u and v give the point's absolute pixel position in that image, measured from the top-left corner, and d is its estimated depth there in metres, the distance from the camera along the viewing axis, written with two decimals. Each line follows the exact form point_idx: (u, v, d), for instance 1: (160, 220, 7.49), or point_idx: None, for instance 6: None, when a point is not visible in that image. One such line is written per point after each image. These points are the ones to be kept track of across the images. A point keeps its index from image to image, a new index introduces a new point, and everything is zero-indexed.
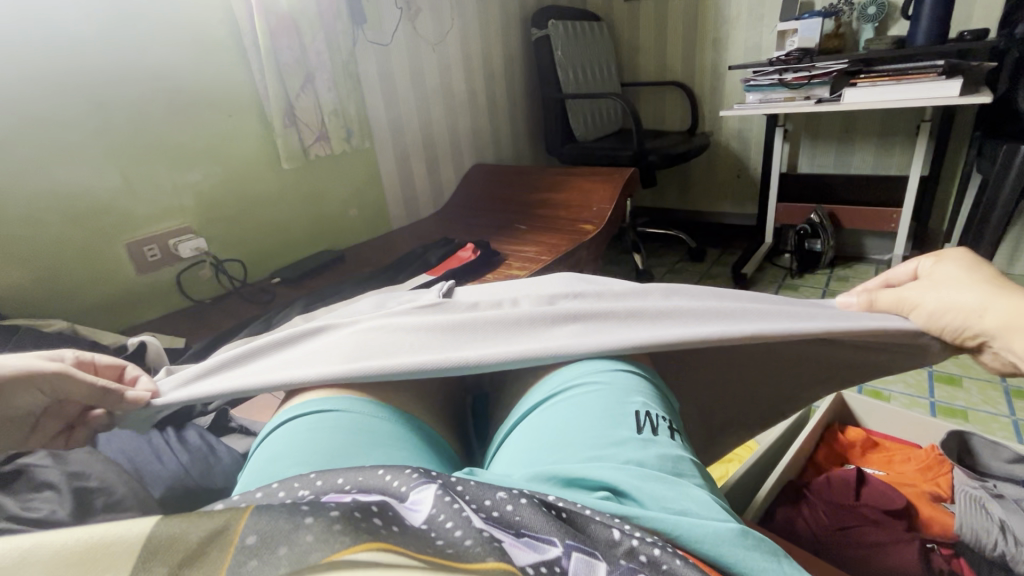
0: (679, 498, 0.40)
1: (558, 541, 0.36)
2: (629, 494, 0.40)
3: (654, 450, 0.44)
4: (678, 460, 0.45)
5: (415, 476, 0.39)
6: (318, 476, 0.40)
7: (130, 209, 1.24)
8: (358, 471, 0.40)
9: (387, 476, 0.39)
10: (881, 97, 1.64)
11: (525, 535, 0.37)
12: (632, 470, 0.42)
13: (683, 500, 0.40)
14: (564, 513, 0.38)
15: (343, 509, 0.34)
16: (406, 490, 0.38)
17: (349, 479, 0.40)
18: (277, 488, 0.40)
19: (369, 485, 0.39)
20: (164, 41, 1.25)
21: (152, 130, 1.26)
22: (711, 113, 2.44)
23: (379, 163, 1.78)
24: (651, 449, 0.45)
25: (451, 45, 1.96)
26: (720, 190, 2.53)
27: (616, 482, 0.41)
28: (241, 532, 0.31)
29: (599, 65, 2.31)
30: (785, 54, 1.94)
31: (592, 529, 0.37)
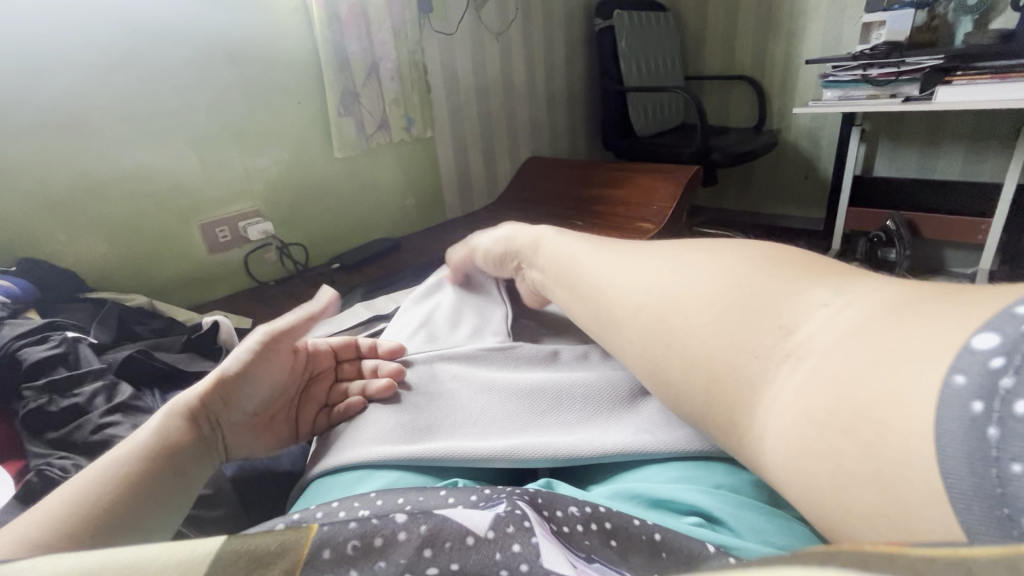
0: (782, 529, 0.37)
1: (633, 574, 0.34)
2: (723, 521, 0.38)
3: (747, 476, 0.42)
4: (775, 489, 0.42)
5: (476, 502, 0.39)
6: (379, 496, 0.40)
7: (204, 191, 1.29)
8: (420, 492, 0.40)
9: (450, 496, 0.39)
10: (979, 96, 1.50)
11: (596, 561, 0.35)
12: (725, 494, 0.40)
13: (787, 533, 0.37)
14: (658, 534, 0.36)
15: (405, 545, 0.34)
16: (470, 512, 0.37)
17: (409, 499, 0.39)
18: (337, 508, 0.39)
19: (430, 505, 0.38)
20: (243, 29, 1.29)
21: (226, 117, 1.30)
22: (781, 110, 2.31)
23: (438, 152, 1.79)
24: (744, 472, 0.42)
25: (513, 35, 1.93)
26: (785, 191, 2.40)
27: (706, 507, 0.39)
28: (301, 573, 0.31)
29: (663, 57, 2.23)
30: (870, 48, 1.81)
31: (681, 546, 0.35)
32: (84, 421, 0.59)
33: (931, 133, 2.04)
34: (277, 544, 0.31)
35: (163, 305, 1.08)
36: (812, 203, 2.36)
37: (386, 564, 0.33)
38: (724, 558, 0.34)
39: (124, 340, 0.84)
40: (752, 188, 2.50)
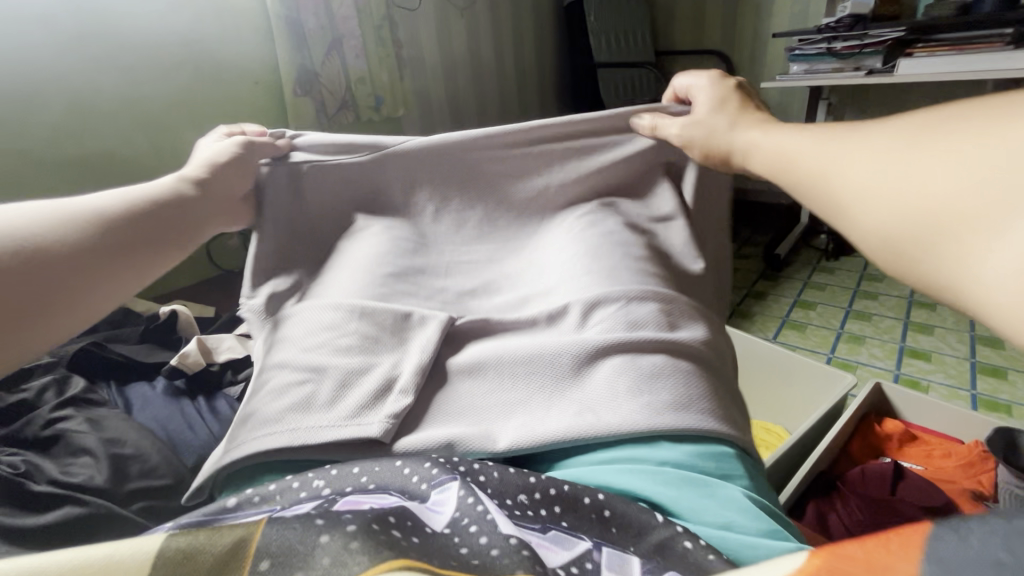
0: (718, 507, 0.36)
1: (588, 538, 0.35)
2: (666, 504, 0.36)
3: (691, 445, 0.39)
4: (720, 459, 0.39)
5: (435, 472, 0.37)
6: (334, 466, 0.38)
7: (159, 178, 1.24)
8: (375, 462, 0.38)
9: (407, 469, 0.37)
10: (938, 69, 1.52)
11: (553, 530, 0.35)
12: (669, 476, 0.37)
13: (725, 510, 0.36)
14: (607, 510, 0.36)
15: (362, 516, 0.30)
16: (427, 488, 0.36)
17: (365, 470, 0.37)
18: (283, 483, 0.37)
19: (388, 482, 0.37)
20: (193, 7, 1.23)
21: (180, 98, 1.25)
22: (750, 84, 2.32)
23: (406, 134, 1.76)
24: (688, 446, 0.39)
25: (480, 10, 1.89)
26: None
27: (649, 489, 0.37)
28: (255, 552, 0.27)
29: (633, 33, 2.21)
30: (836, 21, 1.82)
31: (633, 516, 0.35)
32: (33, 416, 0.57)
33: (895, 105, 2.07)
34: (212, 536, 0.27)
35: None
36: None
37: (352, 515, 0.30)
38: (672, 529, 0.34)
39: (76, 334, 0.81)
40: None
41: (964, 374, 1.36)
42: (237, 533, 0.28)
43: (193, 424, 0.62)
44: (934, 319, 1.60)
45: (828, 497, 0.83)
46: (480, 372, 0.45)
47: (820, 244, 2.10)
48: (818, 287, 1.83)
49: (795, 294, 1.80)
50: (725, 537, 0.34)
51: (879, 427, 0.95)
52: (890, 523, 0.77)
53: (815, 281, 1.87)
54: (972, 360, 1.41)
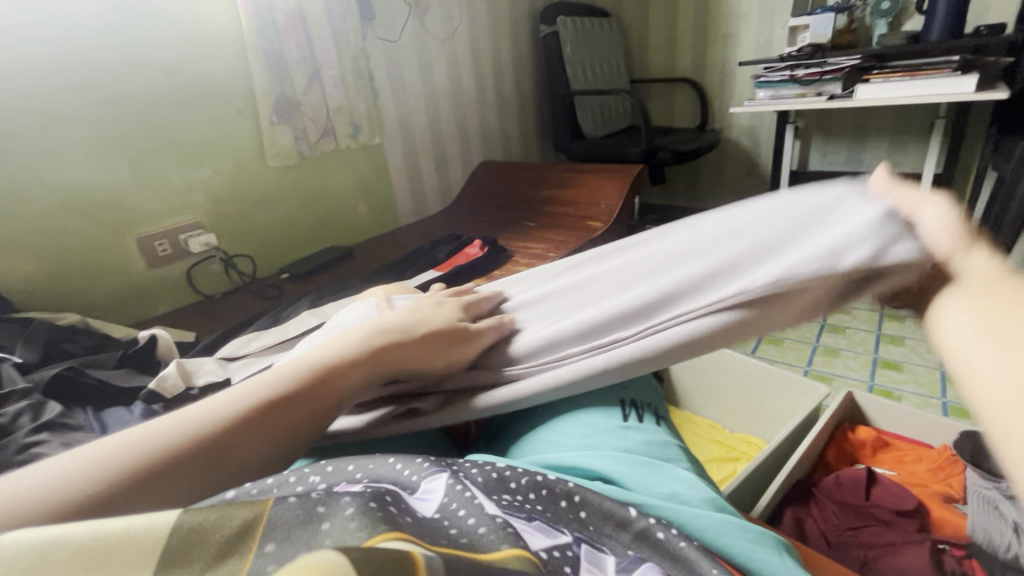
0: (666, 483, 0.43)
1: (569, 531, 0.38)
2: (620, 480, 0.43)
3: (638, 438, 0.48)
4: (660, 448, 0.48)
5: (425, 467, 0.40)
6: (328, 464, 0.41)
7: (140, 205, 1.25)
8: (369, 460, 0.41)
9: (399, 466, 0.41)
10: (894, 93, 1.61)
11: (537, 520, 0.38)
12: (621, 458, 0.44)
13: (671, 484, 0.43)
14: (583, 511, 0.39)
15: (360, 497, 0.33)
16: (418, 479, 0.39)
17: (360, 468, 0.40)
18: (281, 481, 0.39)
19: (381, 475, 0.40)
20: (174, 36, 1.26)
21: (161, 127, 1.26)
22: (721, 109, 2.42)
23: (389, 160, 1.79)
24: (634, 437, 0.48)
25: (460, 41, 1.96)
26: (730, 187, 2.51)
27: (607, 469, 0.43)
28: (260, 537, 0.30)
29: (608, 62, 2.30)
30: (797, 50, 1.92)
31: (605, 507, 0.39)
32: (7, 441, 0.57)
33: (858, 127, 2.17)
34: (218, 516, 0.30)
35: (99, 322, 1.04)
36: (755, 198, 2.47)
37: (349, 498, 0.33)
38: (647, 520, 0.38)
39: (53, 359, 0.80)
40: (700, 185, 2.60)
41: (934, 382, 1.40)
42: (250, 511, 0.31)
43: None
44: (904, 330, 1.66)
45: (805, 504, 0.85)
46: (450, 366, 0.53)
47: None
48: None
49: None
50: (683, 511, 0.40)
51: (853, 434, 0.98)
52: (865, 527, 0.79)
53: None
54: (941, 369, 1.46)
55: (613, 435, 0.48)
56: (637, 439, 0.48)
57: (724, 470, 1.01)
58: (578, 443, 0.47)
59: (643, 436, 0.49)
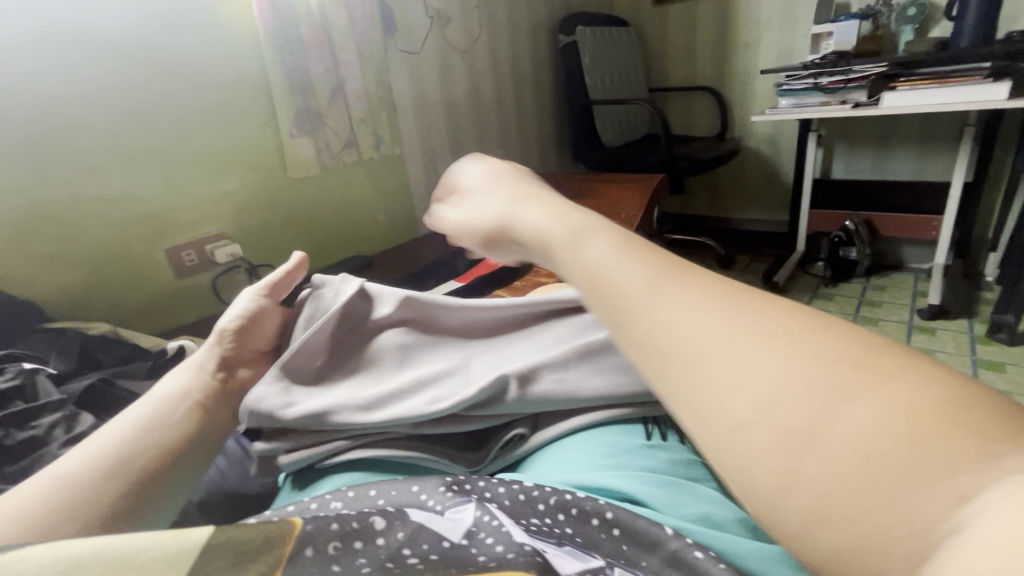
0: (694, 503, 0.42)
1: (600, 558, 0.36)
2: (646, 501, 0.42)
3: (665, 457, 0.46)
4: (689, 465, 0.47)
5: (448, 495, 0.40)
6: (352, 488, 0.42)
7: (168, 216, 1.27)
8: (392, 486, 0.42)
9: (422, 492, 0.41)
10: (922, 101, 1.58)
11: (567, 546, 0.37)
12: (648, 478, 0.43)
13: (701, 504, 0.41)
14: (616, 528, 0.38)
15: (376, 557, 0.33)
16: (443, 507, 0.39)
17: (383, 493, 0.41)
18: (310, 502, 0.41)
19: (403, 500, 0.40)
20: (204, 51, 1.29)
21: (190, 139, 1.29)
22: (741, 117, 2.39)
23: (409, 171, 1.80)
24: (661, 457, 0.46)
25: (480, 52, 1.97)
26: (751, 196, 2.48)
27: (632, 490, 0.42)
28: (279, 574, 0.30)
29: (627, 71, 2.29)
30: (820, 58, 1.89)
31: (640, 528, 0.37)
32: (41, 453, 0.58)
33: (883, 135, 2.13)
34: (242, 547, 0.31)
35: (128, 332, 1.05)
36: (777, 206, 2.43)
37: (364, 545, 0.34)
38: (682, 541, 0.36)
39: (85, 369, 0.82)
40: (719, 193, 2.57)
41: None
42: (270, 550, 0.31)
43: None
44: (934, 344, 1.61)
45: None
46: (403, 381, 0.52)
47: (818, 271, 2.13)
48: None
49: None
50: (718, 535, 0.38)
51: None
52: None
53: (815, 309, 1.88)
54: None
55: (636, 452, 0.46)
56: (665, 459, 0.46)
57: None
58: (602, 460, 0.46)
59: (672, 456, 0.47)
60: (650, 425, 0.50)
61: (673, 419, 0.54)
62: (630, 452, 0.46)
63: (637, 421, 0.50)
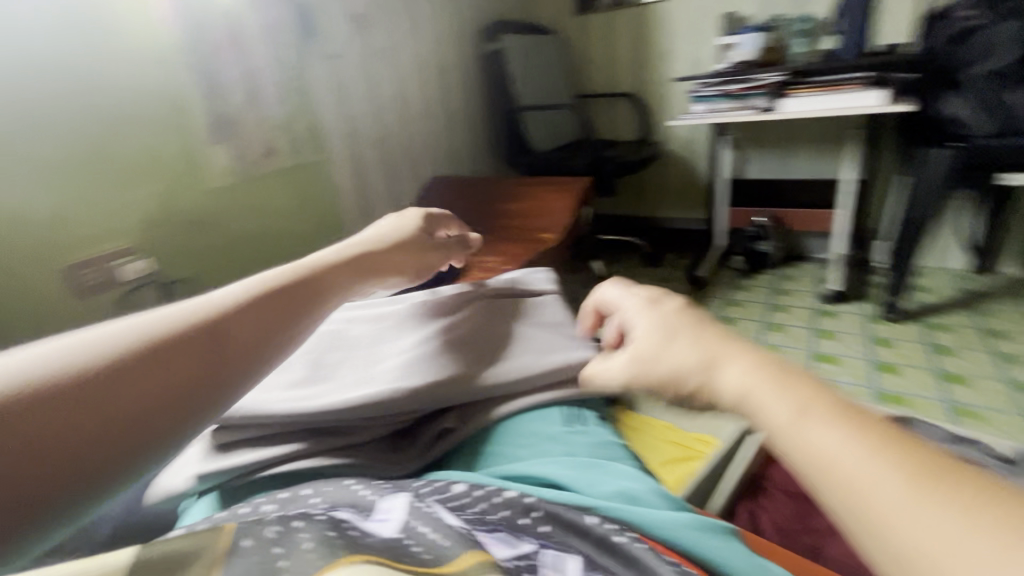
0: (614, 482, 0.44)
1: (531, 541, 0.38)
2: (571, 487, 0.43)
3: (587, 442, 0.48)
4: (609, 447, 0.49)
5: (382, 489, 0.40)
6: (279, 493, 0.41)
7: (64, 231, 1.16)
8: (325, 485, 0.41)
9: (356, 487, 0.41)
10: (815, 107, 1.75)
11: (499, 532, 0.38)
12: (572, 465, 0.45)
13: (620, 483, 0.43)
14: (542, 517, 0.39)
15: (317, 528, 0.32)
16: (377, 499, 0.39)
17: (314, 493, 0.40)
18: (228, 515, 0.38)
19: (339, 496, 0.39)
20: (99, 51, 1.19)
21: (87, 148, 1.18)
22: (660, 122, 2.53)
23: (335, 177, 1.75)
24: (583, 442, 0.48)
25: (405, 59, 1.96)
26: (672, 196, 2.63)
27: (559, 478, 0.44)
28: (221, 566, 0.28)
29: (552, 78, 2.36)
30: (727, 67, 2.04)
31: (568, 516, 0.39)
32: None
33: (785, 138, 2.33)
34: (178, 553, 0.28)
35: None
36: (696, 205, 2.59)
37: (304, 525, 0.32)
38: (604, 526, 0.38)
39: None
40: (644, 194, 2.70)
41: (864, 371, 1.53)
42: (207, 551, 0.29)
43: None
44: (836, 325, 1.79)
45: (756, 496, 0.90)
46: (324, 383, 0.50)
47: (735, 264, 2.29)
48: (736, 304, 1.99)
49: (717, 312, 1.94)
50: (635, 509, 0.40)
51: None
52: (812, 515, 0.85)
53: (734, 299, 2.02)
54: (870, 360, 1.59)
55: (561, 442, 0.48)
56: (586, 445, 0.48)
57: None
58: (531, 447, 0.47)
59: (593, 443, 0.49)
60: (571, 411, 0.52)
61: (594, 405, 0.56)
62: (554, 442, 0.48)
63: (559, 410, 0.52)
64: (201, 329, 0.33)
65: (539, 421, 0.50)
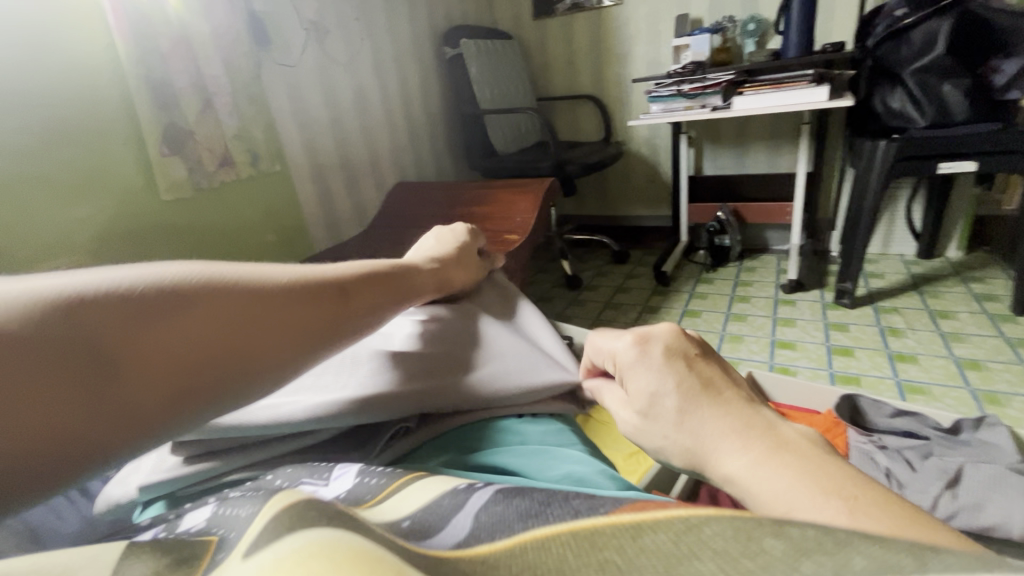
0: (561, 465, 0.45)
1: None
2: (520, 470, 0.45)
3: (536, 431, 0.50)
4: (557, 434, 0.51)
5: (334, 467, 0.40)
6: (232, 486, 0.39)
7: (12, 250, 1.12)
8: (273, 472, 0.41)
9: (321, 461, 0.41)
10: (765, 103, 1.82)
11: None
12: (520, 451, 0.47)
13: (567, 465, 0.45)
14: None
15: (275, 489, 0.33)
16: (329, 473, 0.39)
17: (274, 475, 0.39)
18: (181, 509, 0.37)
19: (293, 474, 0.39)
20: (38, 64, 1.15)
21: (31, 164, 1.14)
22: (621, 123, 2.59)
23: (295, 186, 1.74)
24: (532, 430, 0.50)
25: (364, 66, 1.96)
26: (636, 195, 2.69)
27: (507, 463, 0.45)
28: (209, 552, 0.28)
29: (513, 82, 2.39)
30: (682, 67, 2.10)
31: None
32: None
33: (740, 135, 2.41)
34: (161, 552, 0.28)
35: None
36: (660, 203, 2.66)
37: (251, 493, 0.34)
38: None
39: None
40: (609, 194, 2.76)
41: (822, 355, 1.59)
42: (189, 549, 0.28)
43: (59, 512, 0.56)
44: (795, 313, 1.86)
45: None
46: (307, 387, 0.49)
47: (699, 258, 2.36)
48: (701, 297, 2.05)
49: (683, 305, 1.99)
50: (580, 486, 0.42)
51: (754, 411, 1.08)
52: None
53: (698, 292, 2.08)
54: (826, 344, 1.65)
55: (512, 433, 0.50)
56: (538, 434, 0.50)
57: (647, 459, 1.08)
58: (486, 437, 0.49)
59: (546, 434, 0.50)
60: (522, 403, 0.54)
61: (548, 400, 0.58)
62: (506, 433, 0.50)
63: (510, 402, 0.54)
64: (107, 342, 0.31)
65: (493, 415, 0.52)
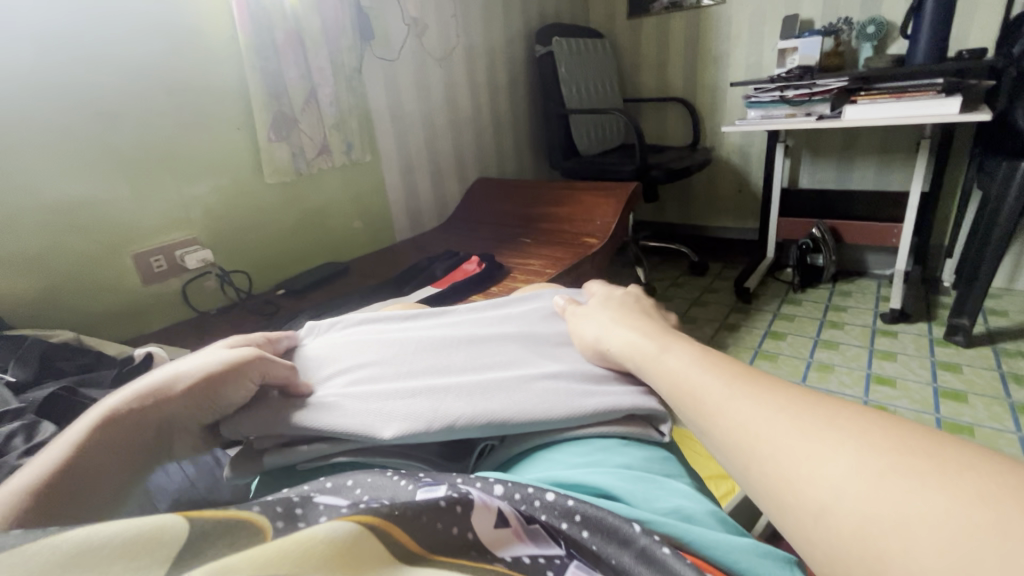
0: (668, 497, 0.42)
1: (562, 545, 0.39)
2: (622, 497, 0.42)
3: (640, 455, 0.48)
4: (663, 463, 0.48)
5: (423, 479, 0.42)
6: (327, 481, 0.44)
7: (137, 222, 1.24)
8: (367, 475, 0.43)
9: (397, 479, 0.43)
10: (881, 114, 1.65)
11: (535, 523, 0.39)
12: (625, 474, 0.44)
13: (673, 498, 0.42)
14: (578, 515, 0.39)
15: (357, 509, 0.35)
16: (415, 487, 0.41)
17: (358, 483, 0.42)
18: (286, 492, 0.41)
19: (379, 484, 0.42)
20: (171, 52, 1.26)
21: (160, 145, 1.26)
22: (711, 129, 2.47)
23: (383, 175, 1.80)
24: (636, 454, 0.48)
25: (456, 61, 1.99)
26: (721, 205, 2.55)
27: (608, 486, 0.43)
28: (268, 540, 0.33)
29: (601, 81, 2.34)
30: (786, 71, 1.95)
31: (610, 523, 0.38)
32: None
33: (846, 146, 2.22)
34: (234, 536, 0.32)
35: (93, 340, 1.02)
36: (746, 214, 2.51)
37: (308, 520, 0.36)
38: (650, 537, 0.37)
39: (47, 377, 0.80)
40: (691, 202, 2.64)
41: (927, 398, 1.43)
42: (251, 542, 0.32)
43: None
44: (896, 346, 1.69)
45: None
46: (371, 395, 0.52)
47: (786, 277, 2.20)
48: (786, 319, 1.91)
49: (766, 326, 1.87)
50: (690, 527, 0.39)
51: None
52: None
53: (783, 313, 1.94)
54: (933, 385, 1.48)
55: (613, 455, 0.47)
56: (641, 460, 0.47)
57: (721, 488, 1.01)
58: (585, 458, 0.47)
59: (651, 461, 0.48)
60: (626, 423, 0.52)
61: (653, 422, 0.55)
62: (607, 453, 0.48)
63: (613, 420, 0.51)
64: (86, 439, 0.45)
65: (593, 436, 0.49)
